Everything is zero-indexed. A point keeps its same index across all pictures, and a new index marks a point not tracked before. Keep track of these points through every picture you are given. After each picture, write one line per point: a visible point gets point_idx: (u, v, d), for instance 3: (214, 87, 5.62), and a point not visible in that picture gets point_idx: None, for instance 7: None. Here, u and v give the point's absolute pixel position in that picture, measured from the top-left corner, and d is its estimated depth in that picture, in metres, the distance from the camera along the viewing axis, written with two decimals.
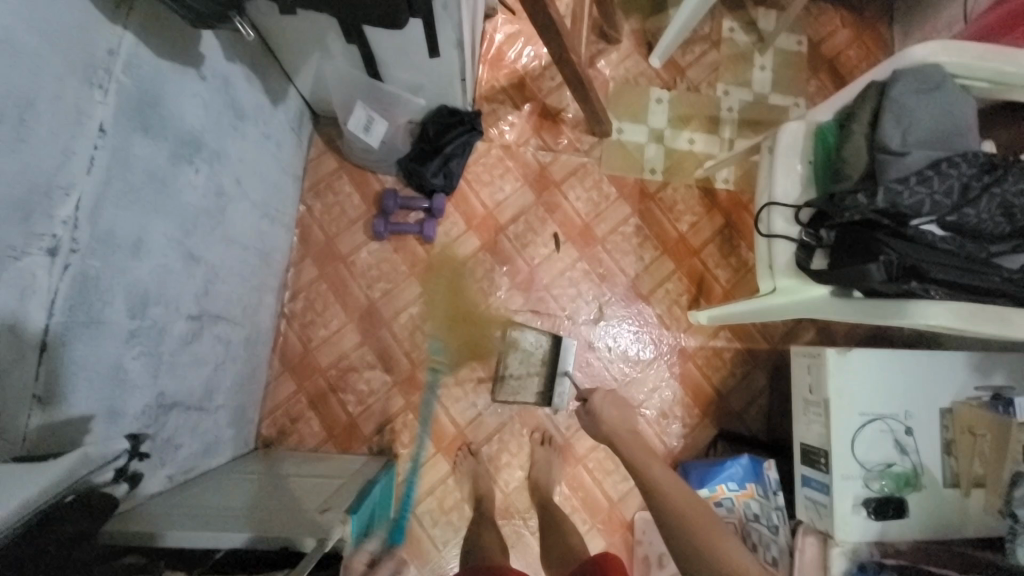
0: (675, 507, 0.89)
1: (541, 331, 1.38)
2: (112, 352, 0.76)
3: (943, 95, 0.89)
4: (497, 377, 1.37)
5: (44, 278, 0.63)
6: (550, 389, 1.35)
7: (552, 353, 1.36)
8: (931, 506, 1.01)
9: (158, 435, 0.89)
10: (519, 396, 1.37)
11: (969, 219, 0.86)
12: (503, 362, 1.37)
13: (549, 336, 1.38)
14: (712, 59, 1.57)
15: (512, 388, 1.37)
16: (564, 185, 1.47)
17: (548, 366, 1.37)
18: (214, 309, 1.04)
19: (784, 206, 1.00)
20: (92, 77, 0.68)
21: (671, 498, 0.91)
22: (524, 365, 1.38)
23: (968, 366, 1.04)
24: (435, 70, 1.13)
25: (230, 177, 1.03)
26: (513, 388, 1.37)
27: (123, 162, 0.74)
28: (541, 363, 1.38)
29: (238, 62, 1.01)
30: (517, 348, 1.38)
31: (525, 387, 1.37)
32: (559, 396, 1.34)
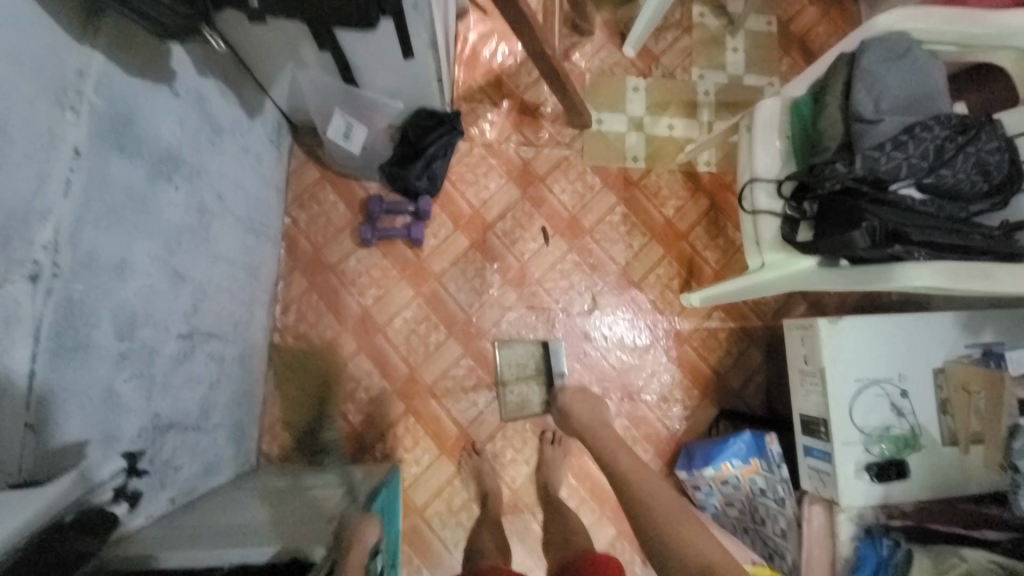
0: (642, 497, 0.91)
1: (528, 342, 1.40)
2: (103, 376, 0.75)
3: (911, 61, 0.90)
4: (498, 393, 1.37)
5: (29, 304, 0.62)
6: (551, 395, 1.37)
7: (545, 357, 1.38)
8: (933, 466, 1.03)
9: (156, 457, 0.88)
10: (524, 410, 1.37)
11: (946, 179, 0.87)
12: (501, 378, 1.37)
13: (537, 343, 1.39)
14: (685, 44, 1.58)
15: (516, 404, 1.37)
16: (549, 179, 1.48)
17: (543, 373, 1.38)
18: (204, 326, 1.03)
19: (766, 180, 1.01)
20: (63, 99, 0.67)
21: (641, 486, 0.93)
22: (522, 378, 1.38)
23: (957, 326, 1.05)
24: (410, 71, 1.13)
25: (211, 193, 1.02)
26: (516, 402, 1.37)
27: (100, 183, 0.73)
28: (536, 371, 1.38)
29: (211, 75, 1.00)
30: (510, 364, 1.38)
31: (527, 399, 1.37)
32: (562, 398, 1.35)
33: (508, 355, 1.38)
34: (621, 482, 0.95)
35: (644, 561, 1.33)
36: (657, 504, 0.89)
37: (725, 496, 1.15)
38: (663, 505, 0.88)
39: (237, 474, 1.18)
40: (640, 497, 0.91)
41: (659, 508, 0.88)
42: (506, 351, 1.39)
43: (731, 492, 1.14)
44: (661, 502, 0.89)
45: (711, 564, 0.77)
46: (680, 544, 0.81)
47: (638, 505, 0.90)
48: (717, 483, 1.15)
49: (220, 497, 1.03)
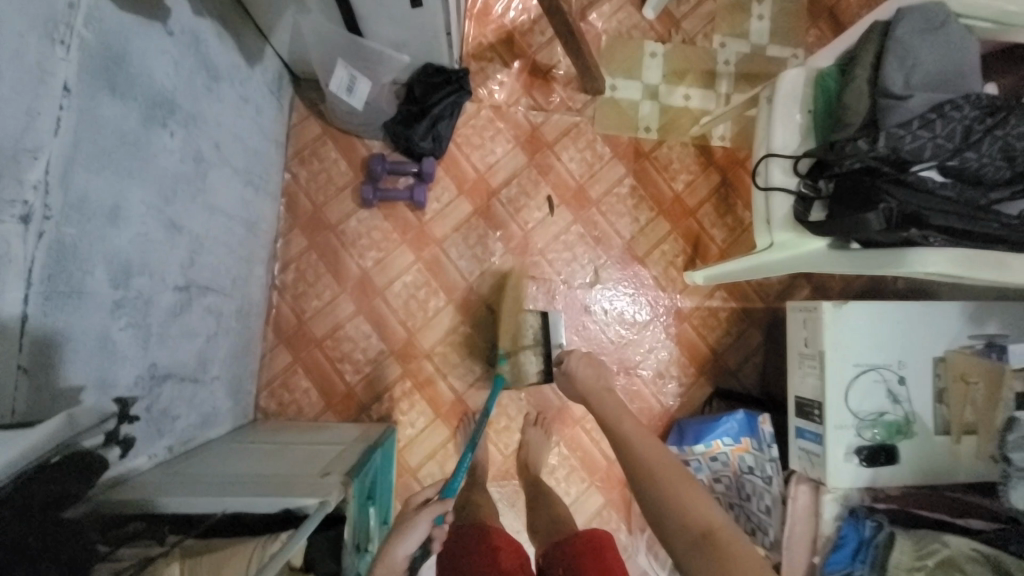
0: (640, 459, 0.91)
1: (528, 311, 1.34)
2: (97, 323, 0.74)
3: (947, 34, 0.85)
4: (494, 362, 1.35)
5: (21, 247, 0.61)
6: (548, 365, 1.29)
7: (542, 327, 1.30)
8: (922, 453, 1.04)
9: (152, 405, 0.88)
10: (520, 380, 1.31)
11: (970, 163, 0.84)
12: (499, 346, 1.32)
13: (537, 313, 1.33)
14: (708, 8, 1.50)
15: (511, 373, 1.32)
16: (557, 146, 1.43)
17: (541, 343, 1.30)
18: (201, 279, 1.01)
19: (782, 156, 0.97)
20: (54, 32, 0.63)
21: (639, 451, 0.92)
22: (519, 348, 1.31)
23: (962, 316, 1.04)
24: (418, 23, 1.07)
25: (208, 141, 0.99)
26: (512, 372, 1.32)
27: (91, 124, 0.70)
28: (534, 341, 1.31)
29: (207, 15, 0.95)
30: (509, 332, 1.32)
31: (523, 369, 1.31)
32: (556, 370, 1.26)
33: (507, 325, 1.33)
34: (622, 449, 0.95)
35: (629, 529, 1.37)
36: (656, 468, 0.88)
37: (713, 472, 1.15)
38: (662, 468, 0.88)
39: (234, 426, 1.20)
40: (639, 461, 0.90)
41: (657, 471, 0.88)
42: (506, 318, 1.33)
43: (719, 468, 1.15)
44: (658, 465, 0.89)
45: (711, 530, 0.78)
46: (679, 507, 0.82)
47: (638, 471, 0.90)
48: (706, 459, 1.16)
49: (216, 448, 1.04)
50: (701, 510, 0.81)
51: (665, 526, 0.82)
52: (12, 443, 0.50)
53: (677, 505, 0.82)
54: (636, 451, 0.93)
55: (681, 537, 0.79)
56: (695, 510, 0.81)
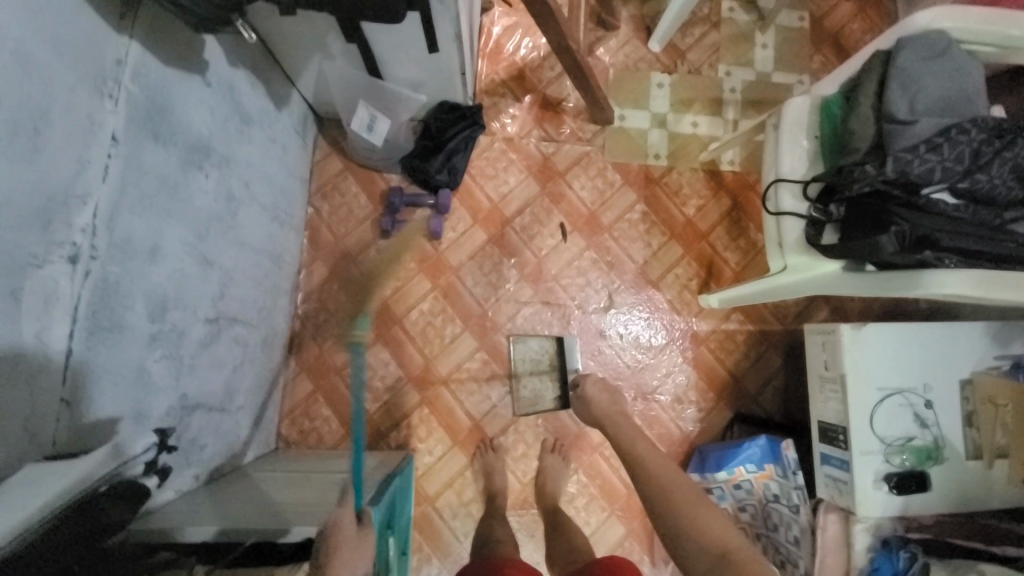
0: (657, 480, 0.91)
1: (544, 337, 1.40)
2: (135, 355, 0.78)
3: (949, 60, 0.87)
4: (511, 387, 1.38)
5: (67, 285, 0.65)
6: (565, 391, 1.37)
7: (560, 353, 1.38)
8: (955, 479, 1.00)
9: (182, 435, 0.91)
10: (538, 407, 1.37)
11: (981, 184, 0.84)
12: (516, 372, 1.38)
13: (553, 339, 1.40)
14: (712, 40, 1.55)
15: (528, 399, 1.38)
16: (569, 175, 1.47)
17: (557, 369, 1.38)
18: (230, 311, 1.06)
19: (792, 182, 0.99)
20: (102, 87, 0.70)
21: (655, 472, 0.92)
22: (537, 374, 1.39)
23: (987, 336, 1.02)
24: (434, 65, 1.13)
25: (239, 181, 1.05)
26: (530, 398, 1.38)
27: (136, 170, 0.76)
28: (552, 368, 1.39)
29: (241, 66, 1.02)
30: (525, 359, 1.39)
31: (540, 394, 1.38)
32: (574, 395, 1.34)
33: (524, 351, 1.39)
34: (638, 471, 0.94)
35: (652, 561, 1.33)
36: (673, 491, 0.88)
37: (737, 501, 1.13)
38: (678, 490, 0.88)
39: (257, 455, 1.22)
40: (655, 482, 0.91)
41: (673, 492, 0.87)
42: (523, 344, 1.39)
43: (743, 496, 1.12)
44: (676, 488, 0.88)
45: (728, 550, 0.77)
46: (697, 528, 0.81)
47: (654, 492, 0.89)
48: (730, 487, 1.13)
49: (241, 476, 1.06)
50: (720, 533, 0.80)
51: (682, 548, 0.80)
52: (63, 473, 0.53)
53: (694, 527, 0.81)
54: (651, 472, 0.93)
55: (698, 560, 0.78)
56: (714, 534, 0.80)
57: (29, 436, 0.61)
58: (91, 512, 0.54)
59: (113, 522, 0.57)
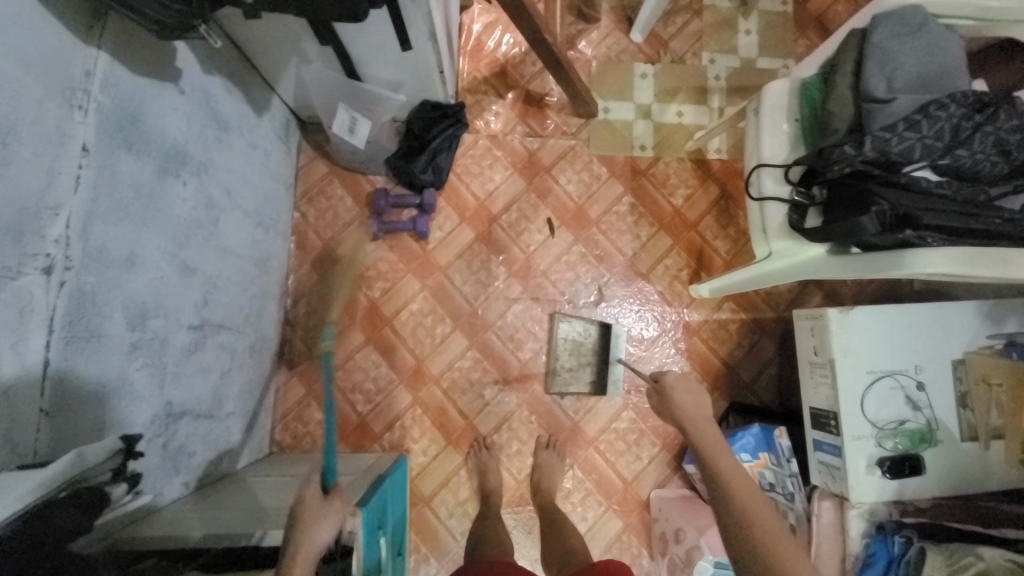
0: (731, 490, 0.84)
1: (588, 320, 1.38)
2: (115, 364, 0.79)
3: (925, 36, 0.86)
4: (551, 368, 1.37)
5: (43, 296, 0.66)
6: (604, 377, 1.37)
7: (602, 339, 1.37)
8: (950, 461, 0.97)
9: (169, 442, 0.92)
10: (572, 389, 1.37)
11: (963, 160, 0.83)
12: (554, 352, 1.38)
13: (598, 324, 1.38)
14: (695, 28, 1.54)
15: (564, 381, 1.38)
16: (554, 169, 1.46)
17: (597, 355, 1.37)
18: (215, 318, 1.06)
19: (773, 166, 0.97)
20: (71, 98, 0.70)
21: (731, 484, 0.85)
22: (576, 356, 1.38)
23: (979, 315, 0.99)
24: (412, 64, 1.13)
25: (219, 188, 1.05)
26: (566, 379, 1.37)
27: (108, 179, 0.76)
28: (592, 352, 1.38)
29: (216, 73, 1.02)
30: (566, 340, 1.38)
31: (576, 378, 1.38)
32: (614, 382, 1.37)
33: (566, 331, 1.38)
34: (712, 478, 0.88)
35: (650, 554, 1.33)
36: (746, 503, 0.82)
37: None
38: (755, 510, 0.80)
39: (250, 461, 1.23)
40: (733, 494, 0.84)
41: (750, 509, 0.80)
42: (567, 326, 1.38)
43: None
44: (751, 503, 0.82)
45: None
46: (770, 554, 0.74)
47: (726, 502, 0.83)
48: None
49: (231, 482, 1.07)
50: (789, 561, 0.73)
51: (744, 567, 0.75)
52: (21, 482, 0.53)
53: (770, 555, 0.74)
54: (727, 481, 0.86)
55: None
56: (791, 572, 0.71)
57: (8, 445, 0.62)
58: (49, 518, 0.53)
59: (79, 525, 0.56)
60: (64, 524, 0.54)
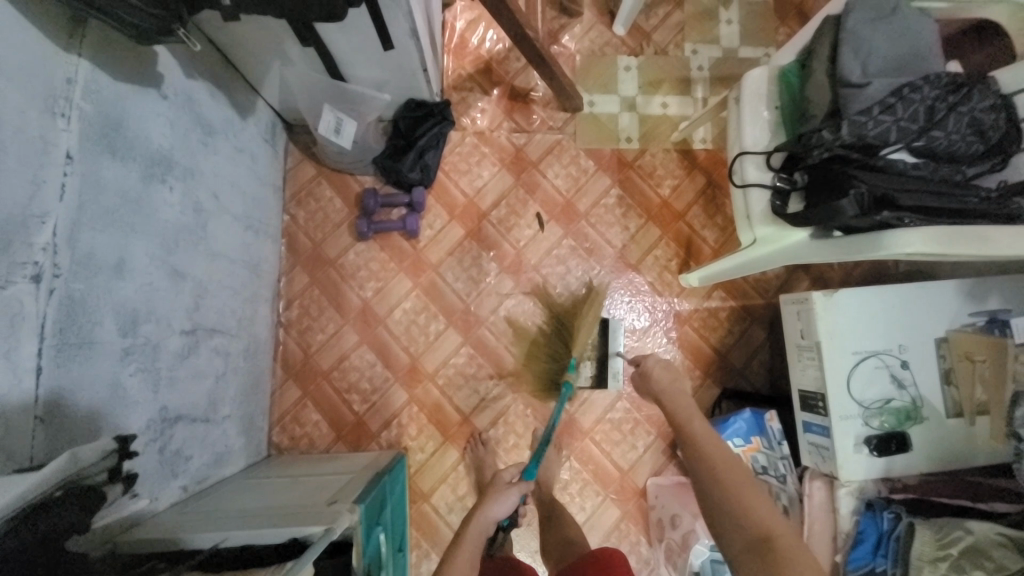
0: (703, 450, 0.86)
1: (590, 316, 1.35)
2: (109, 371, 0.79)
3: (899, 19, 0.86)
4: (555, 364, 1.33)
5: (32, 304, 0.67)
6: (603, 372, 1.37)
7: (602, 333, 1.37)
8: (935, 437, 0.98)
9: (165, 447, 0.92)
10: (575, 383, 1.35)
11: (938, 141, 0.84)
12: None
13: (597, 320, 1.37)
14: (676, 19, 1.55)
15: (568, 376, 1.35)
16: (542, 164, 1.47)
17: (598, 349, 1.37)
18: (207, 322, 1.06)
19: (755, 154, 0.98)
20: (54, 106, 0.71)
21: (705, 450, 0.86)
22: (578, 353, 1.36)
23: (959, 294, 1.00)
24: (395, 63, 1.13)
25: (207, 193, 1.05)
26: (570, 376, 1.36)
27: (94, 187, 0.76)
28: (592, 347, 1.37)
29: (199, 77, 1.02)
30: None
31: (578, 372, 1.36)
32: (615, 377, 1.35)
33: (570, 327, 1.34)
34: (688, 445, 0.89)
35: (648, 542, 1.34)
36: (718, 462, 0.83)
37: None
38: (725, 466, 0.82)
39: (247, 464, 1.23)
40: (704, 455, 0.85)
41: (721, 468, 0.82)
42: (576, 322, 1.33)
43: None
44: (725, 466, 0.82)
45: (769, 533, 0.73)
46: (741, 508, 0.77)
47: (698, 462, 0.85)
48: None
49: (229, 485, 1.07)
50: (758, 509, 0.76)
51: (722, 528, 0.77)
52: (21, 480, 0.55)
53: (740, 508, 0.77)
54: (699, 443, 0.87)
55: (737, 536, 0.75)
56: (764, 523, 0.74)
57: (3, 453, 0.63)
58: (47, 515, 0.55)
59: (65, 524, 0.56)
60: (57, 525, 0.55)
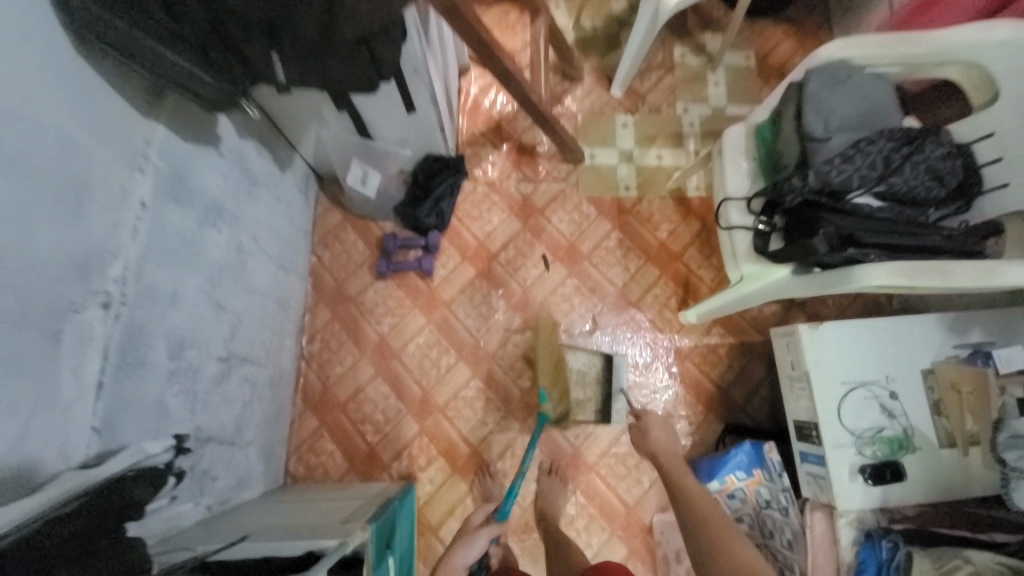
0: (695, 509, 0.97)
1: (591, 351, 1.46)
2: (155, 389, 0.89)
3: (855, 82, 0.97)
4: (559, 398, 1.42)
5: (100, 327, 0.78)
6: (607, 407, 1.42)
7: (606, 369, 1.44)
8: (929, 467, 1.00)
9: (196, 465, 1.00)
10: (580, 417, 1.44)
11: (898, 187, 0.94)
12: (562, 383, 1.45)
13: (601, 355, 1.45)
14: (668, 82, 1.72)
15: (573, 409, 1.43)
16: (547, 211, 1.60)
17: (601, 384, 1.44)
18: (240, 351, 1.16)
19: (737, 200, 1.09)
20: (135, 162, 0.86)
21: (698, 507, 0.97)
22: (582, 386, 1.45)
23: (943, 327, 1.05)
24: (416, 124, 1.29)
25: (248, 236, 1.19)
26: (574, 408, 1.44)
27: (159, 229, 0.90)
28: (596, 382, 1.44)
29: (249, 137, 1.19)
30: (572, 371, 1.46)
31: (584, 406, 1.44)
32: (616, 413, 1.41)
33: (571, 361, 1.46)
34: (683, 502, 0.99)
35: None
36: (709, 519, 0.94)
37: (734, 512, 1.13)
38: (716, 523, 0.93)
39: (265, 491, 1.29)
40: (697, 513, 0.96)
41: (712, 525, 0.93)
42: (571, 357, 1.46)
43: (739, 506, 1.13)
44: (715, 522, 0.93)
45: None
46: (733, 561, 0.87)
47: (692, 520, 0.95)
48: (724, 497, 1.14)
49: (249, 508, 1.13)
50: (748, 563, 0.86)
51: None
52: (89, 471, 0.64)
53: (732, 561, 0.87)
54: (694, 503, 0.98)
55: None
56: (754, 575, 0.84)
57: (61, 457, 0.72)
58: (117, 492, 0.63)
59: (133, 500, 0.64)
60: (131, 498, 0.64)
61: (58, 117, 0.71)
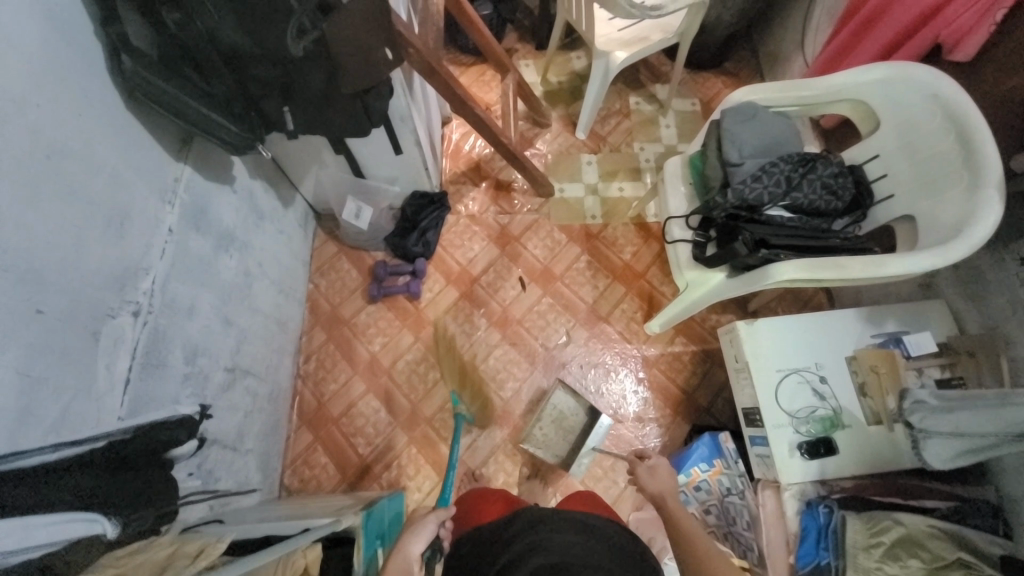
0: (682, 530, 1.02)
1: (581, 403, 1.52)
2: (172, 389, 1.02)
3: (760, 119, 1.19)
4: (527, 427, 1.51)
5: (131, 331, 0.92)
6: (571, 456, 1.47)
7: (587, 426, 1.48)
8: (860, 442, 1.13)
9: (202, 465, 1.10)
10: (540, 451, 1.49)
11: (800, 200, 1.13)
12: (540, 415, 1.52)
13: (588, 411, 1.50)
14: (625, 126, 1.97)
15: (539, 441, 1.50)
16: (523, 238, 1.79)
17: (580, 433, 1.49)
18: (244, 364, 1.29)
19: (678, 217, 1.27)
20: (166, 197, 1.03)
21: (685, 530, 1.02)
22: (558, 427, 1.51)
23: (860, 321, 1.20)
24: (404, 164, 1.49)
25: (254, 262, 1.35)
26: (540, 442, 1.50)
27: (182, 251, 1.06)
28: (574, 430, 1.50)
29: (259, 178, 1.37)
30: (554, 409, 1.53)
31: (551, 444, 1.50)
32: (577, 466, 1.46)
33: (559, 401, 1.53)
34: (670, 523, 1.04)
35: None
36: (696, 544, 0.98)
37: (700, 503, 1.25)
38: (703, 546, 0.98)
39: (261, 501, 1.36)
40: (684, 534, 1.01)
41: (700, 546, 0.97)
42: (560, 396, 1.53)
43: (705, 497, 1.25)
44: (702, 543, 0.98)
45: None
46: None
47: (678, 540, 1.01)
48: (692, 489, 1.27)
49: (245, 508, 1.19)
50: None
51: None
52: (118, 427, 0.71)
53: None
54: (681, 525, 1.03)
55: None
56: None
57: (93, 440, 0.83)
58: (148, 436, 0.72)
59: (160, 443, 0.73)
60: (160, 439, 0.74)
61: (111, 158, 0.89)
